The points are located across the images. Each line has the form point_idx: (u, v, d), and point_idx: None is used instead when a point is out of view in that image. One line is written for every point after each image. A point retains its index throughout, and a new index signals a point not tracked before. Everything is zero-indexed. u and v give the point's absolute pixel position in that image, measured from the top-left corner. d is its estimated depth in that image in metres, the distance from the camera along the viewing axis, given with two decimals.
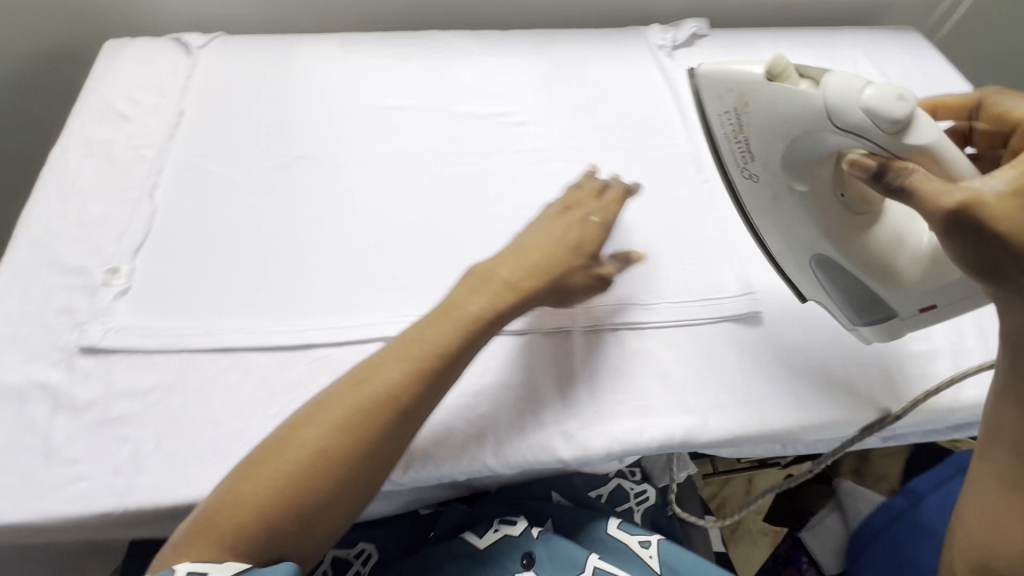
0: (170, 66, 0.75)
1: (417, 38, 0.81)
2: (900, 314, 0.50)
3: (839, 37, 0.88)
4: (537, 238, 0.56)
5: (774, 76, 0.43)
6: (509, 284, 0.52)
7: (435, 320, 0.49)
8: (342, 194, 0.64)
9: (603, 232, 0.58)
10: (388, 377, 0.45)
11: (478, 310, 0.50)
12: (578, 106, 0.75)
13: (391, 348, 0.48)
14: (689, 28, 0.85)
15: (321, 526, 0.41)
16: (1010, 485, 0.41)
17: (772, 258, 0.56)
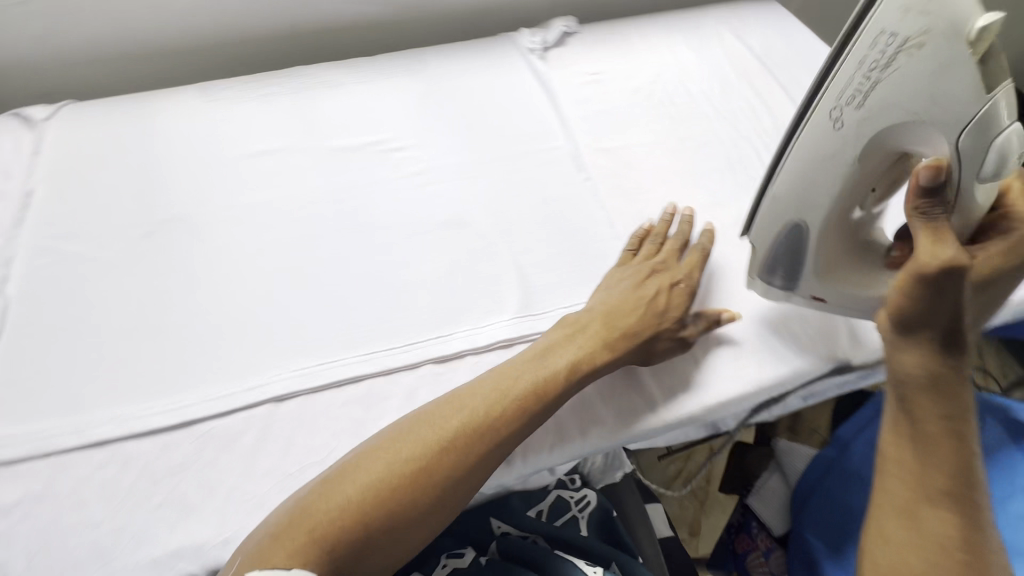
0: (12, 144, 0.69)
1: (282, 76, 0.78)
2: (800, 292, 0.56)
3: (703, 17, 0.91)
4: (630, 296, 0.55)
5: (966, 45, 0.42)
6: (609, 338, 0.53)
7: (525, 366, 0.50)
8: (213, 253, 0.61)
9: (689, 294, 0.57)
10: (479, 403, 0.48)
11: (572, 365, 0.51)
12: (455, 122, 0.74)
13: (470, 393, 0.49)
14: (557, 28, 0.85)
15: (387, 546, 0.44)
16: (912, 515, 0.43)
17: (762, 189, 0.54)
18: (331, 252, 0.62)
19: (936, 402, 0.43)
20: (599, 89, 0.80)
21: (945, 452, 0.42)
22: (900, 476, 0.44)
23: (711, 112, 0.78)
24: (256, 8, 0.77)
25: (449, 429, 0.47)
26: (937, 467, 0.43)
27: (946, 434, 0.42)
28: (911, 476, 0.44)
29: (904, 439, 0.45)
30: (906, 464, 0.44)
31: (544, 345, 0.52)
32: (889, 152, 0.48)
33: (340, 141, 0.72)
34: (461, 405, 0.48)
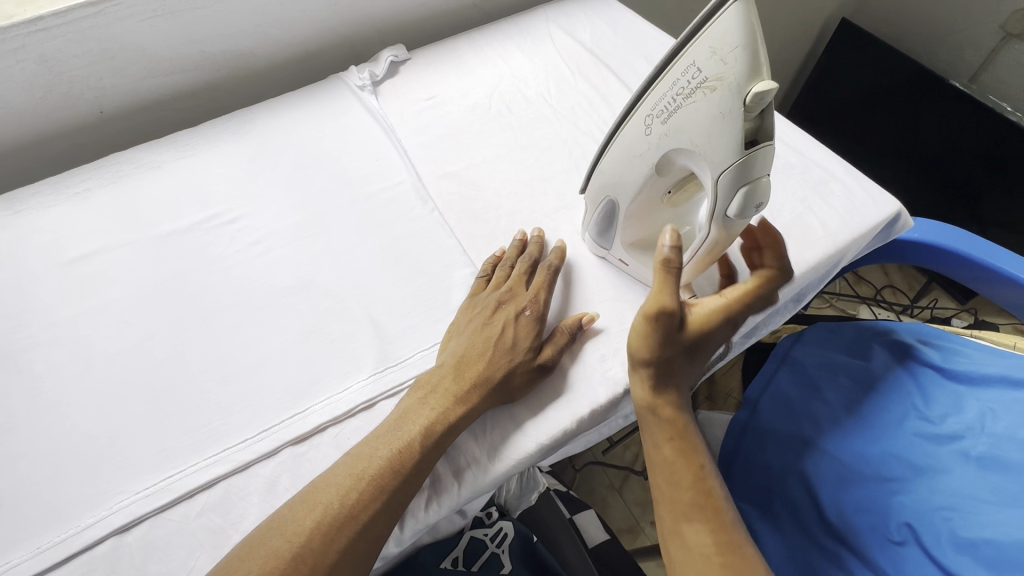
0: None
1: (97, 167, 0.73)
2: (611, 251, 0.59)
3: (530, 21, 0.92)
4: (476, 340, 0.54)
5: (742, 105, 0.38)
6: (461, 388, 0.51)
7: (395, 432, 0.49)
8: (36, 379, 0.56)
9: (540, 321, 0.56)
10: (332, 495, 0.45)
11: (428, 426, 0.49)
12: (289, 179, 0.71)
13: (333, 477, 0.47)
14: (385, 60, 0.83)
15: None
16: (684, 531, 0.51)
17: (596, 163, 0.53)
18: (168, 350, 0.57)
19: (665, 428, 0.54)
20: (437, 113, 0.79)
21: (682, 467, 0.53)
22: (663, 500, 0.53)
23: (551, 114, 0.79)
24: (46, 102, 0.71)
25: (307, 533, 0.44)
26: (682, 484, 0.52)
27: (679, 452, 0.53)
28: (670, 499, 0.53)
29: (659, 466, 0.54)
30: (665, 488, 0.54)
31: (409, 402, 0.51)
32: (674, 168, 0.46)
33: (167, 226, 0.67)
34: (326, 496, 0.45)
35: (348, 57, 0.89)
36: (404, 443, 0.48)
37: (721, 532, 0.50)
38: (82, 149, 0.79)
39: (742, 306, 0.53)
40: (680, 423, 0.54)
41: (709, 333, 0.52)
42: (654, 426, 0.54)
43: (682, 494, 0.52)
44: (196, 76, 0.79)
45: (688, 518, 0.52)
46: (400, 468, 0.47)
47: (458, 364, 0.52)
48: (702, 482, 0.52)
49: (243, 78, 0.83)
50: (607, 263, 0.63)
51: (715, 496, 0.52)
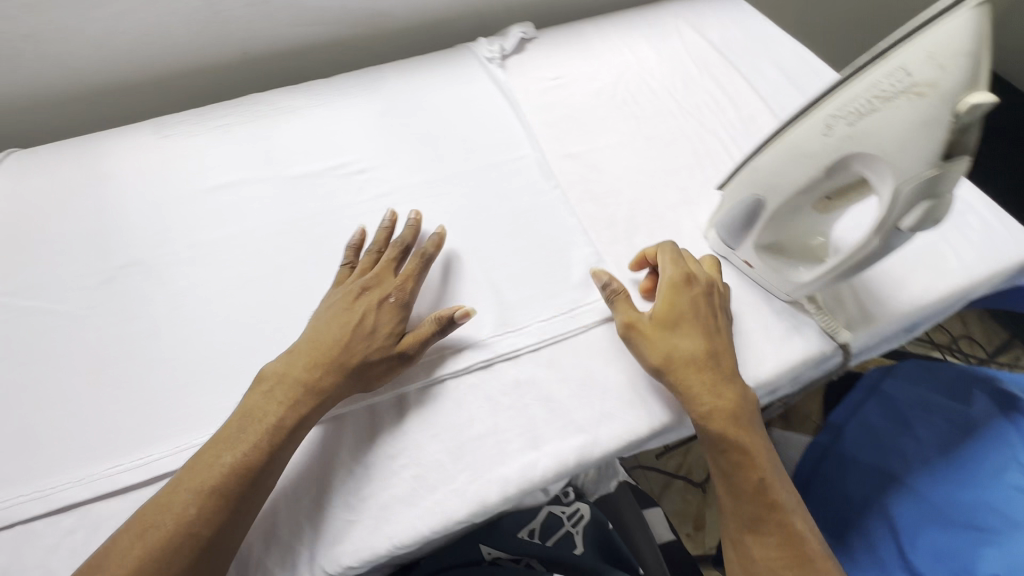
0: None
1: (238, 104, 0.76)
2: (739, 250, 0.59)
3: (659, 14, 0.91)
4: (326, 325, 0.53)
5: (952, 114, 0.38)
6: (313, 373, 0.50)
7: (222, 444, 0.46)
8: (178, 294, 0.60)
9: (354, 326, 0.52)
10: (264, 416, 0.48)
11: (278, 419, 0.48)
12: (415, 139, 0.73)
13: (182, 489, 0.44)
14: (515, 35, 0.84)
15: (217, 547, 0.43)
16: (752, 537, 0.51)
17: (749, 162, 0.53)
18: (298, 285, 0.60)
19: (721, 445, 0.51)
20: (561, 93, 0.79)
21: (743, 480, 0.51)
22: (727, 511, 0.52)
23: (676, 108, 0.78)
24: (202, 38, 0.75)
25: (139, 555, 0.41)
26: (744, 497, 0.51)
27: (740, 466, 0.51)
28: (734, 510, 0.51)
29: (720, 479, 0.52)
30: (727, 501, 0.52)
31: (251, 399, 0.49)
32: (846, 171, 0.45)
33: (300, 168, 0.70)
34: (162, 517, 0.43)
35: (475, 28, 0.90)
36: (246, 449, 0.46)
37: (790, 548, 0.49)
38: (222, 88, 0.83)
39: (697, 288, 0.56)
40: (738, 436, 0.51)
41: (679, 322, 0.54)
42: (710, 442, 0.52)
43: (744, 505, 0.51)
44: (336, 29, 0.82)
45: (755, 533, 0.50)
46: (249, 467, 0.45)
47: (286, 363, 0.51)
48: (764, 497, 0.50)
49: (376, 37, 0.85)
50: (728, 264, 0.62)
51: (783, 508, 0.50)
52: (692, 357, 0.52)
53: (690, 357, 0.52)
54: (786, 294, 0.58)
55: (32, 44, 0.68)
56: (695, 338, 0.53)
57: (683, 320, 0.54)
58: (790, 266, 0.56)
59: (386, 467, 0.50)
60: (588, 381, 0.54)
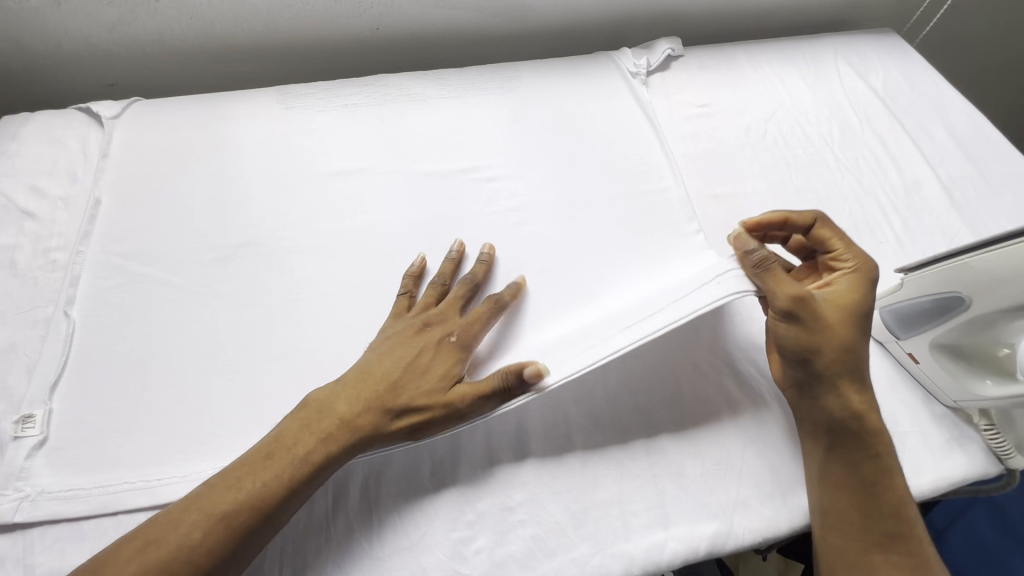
0: (81, 143, 0.64)
1: (367, 83, 0.72)
2: (904, 343, 0.53)
3: (817, 47, 0.83)
4: (383, 357, 0.49)
5: None
6: (359, 410, 0.46)
7: (256, 460, 0.43)
8: (294, 286, 0.56)
9: (403, 359, 0.48)
10: (299, 439, 0.44)
11: (308, 453, 0.44)
12: (549, 152, 0.68)
13: (203, 503, 0.41)
14: (663, 51, 0.77)
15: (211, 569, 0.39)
16: (873, 556, 0.45)
17: (957, 255, 0.48)
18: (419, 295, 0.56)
19: (867, 449, 0.47)
20: (707, 124, 0.73)
21: (884, 490, 0.46)
22: (847, 528, 0.46)
23: (832, 159, 0.71)
24: (340, 7, 0.71)
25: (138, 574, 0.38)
26: (881, 509, 0.46)
27: (884, 474, 0.46)
28: (861, 525, 0.46)
29: (852, 490, 0.46)
30: (852, 516, 0.46)
31: (291, 422, 0.45)
32: None
33: (428, 165, 0.66)
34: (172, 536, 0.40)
35: (615, 34, 0.84)
36: (271, 477, 0.42)
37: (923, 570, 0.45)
38: (347, 61, 0.79)
39: (865, 276, 0.50)
40: (880, 438, 0.47)
41: (860, 314, 0.49)
42: (854, 446, 0.47)
43: (872, 516, 0.46)
44: (475, 18, 0.77)
45: (881, 553, 0.45)
46: (267, 498, 0.42)
47: (328, 395, 0.47)
48: (899, 512, 0.46)
49: (513, 31, 0.80)
50: (884, 350, 0.56)
51: (915, 526, 0.46)
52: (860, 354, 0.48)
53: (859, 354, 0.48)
54: (951, 400, 0.52)
55: None
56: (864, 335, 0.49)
57: (863, 315, 0.49)
58: (969, 375, 0.50)
59: (503, 521, 0.46)
60: (724, 460, 0.50)
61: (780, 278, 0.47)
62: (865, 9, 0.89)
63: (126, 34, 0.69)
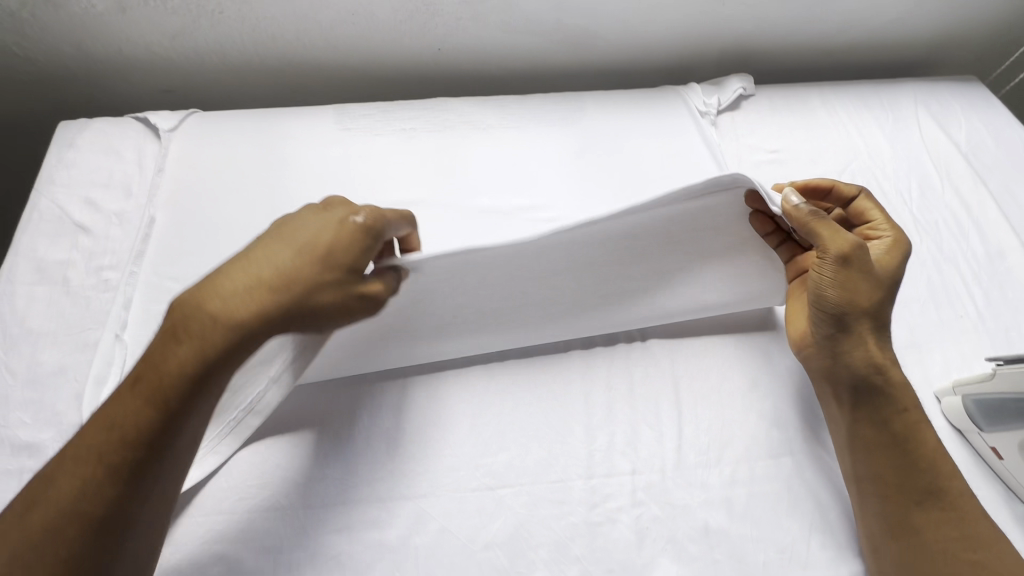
0: (137, 155, 0.63)
1: (426, 106, 0.70)
2: (989, 436, 0.51)
3: (895, 92, 0.79)
4: (269, 242, 0.41)
5: None
6: (240, 301, 0.38)
7: (134, 393, 0.38)
8: None
9: (298, 241, 0.41)
10: (172, 355, 0.38)
11: (179, 369, 0.37)
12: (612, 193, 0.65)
13: (100, 461, 0.37)
14: (735, 89, 0.74)
15: (91, 520, 0.36)
16: (917, 517, 0.45)
17: None
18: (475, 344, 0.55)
19: (893, 403, 0.47)
20: (778, 172, 0.69)
21: (917, 443, 0.46)
22: (880, 494, 0.46)
23: (909, 218, 0.67)
24: (404, 26, 0.69)
25: (68, 538, 0.36)
26: (915, 468, 0.46)
27: (915, 429, 0.47)
28: (895, 488, 0.46)
29: (887, 449, 0.46)
30: (889, 479, 0.46)
31: (156, 342, 0.39)
32: None
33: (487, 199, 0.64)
34: (72, 489, 0.36)
35: (680, 64, 0.80)
36: (154, 403, 0.38)
37: (974, 525, 0.44)
38: (405, 79, 0.77)
39: (902, 249, 0.51)
40: (898, 392, 0.48)
41: (892, 276, 0.50)
42: (884, 403, 0.47)
43: (900, 472, 0.46)
44: (540, 43, 0.74)
45: (926, 510, 0.45)
46: (153, 427, 0.37)
47: (193, 300, 0.38)
48: (936, 467, 0.46)
49: (576, 57, 0.77)
50: (963, 439, 0.53)
51: (959, 482, 0.46)
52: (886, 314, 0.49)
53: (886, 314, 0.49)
54: None
55: (239, 3, 0.64)
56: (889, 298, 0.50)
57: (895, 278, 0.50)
58: None
59: None
60: (788, 549, 0.47)
61: (831, 228, 0.47)
62: (945, 52, 0.84)
63: (188, 43, 0.68)
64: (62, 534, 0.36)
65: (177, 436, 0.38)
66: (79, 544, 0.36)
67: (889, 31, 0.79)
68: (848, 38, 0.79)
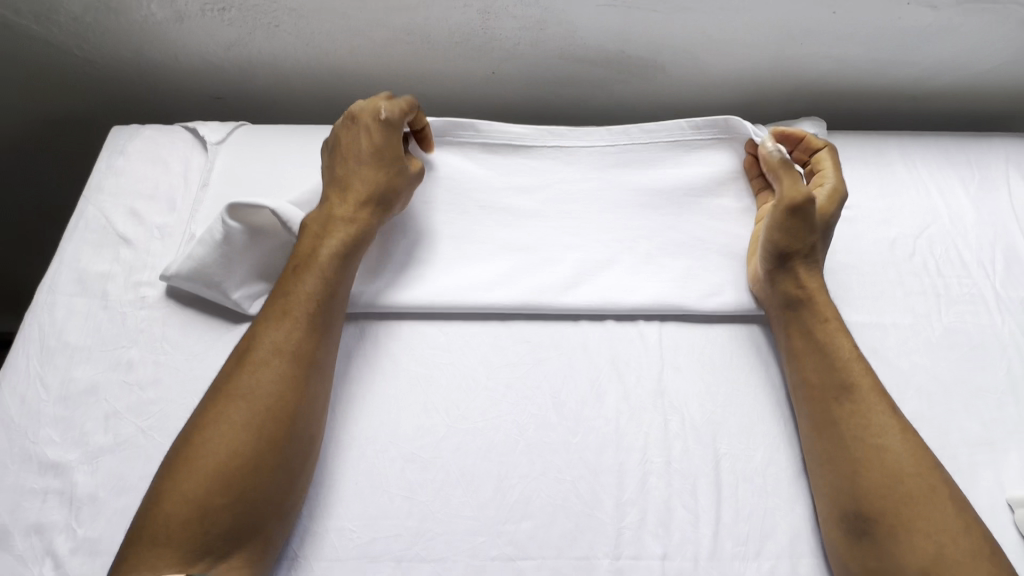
0: (184, 167, 0.63)
1: (475, 132, 0.68)
2: None
3: (986, 147, 0.72)
4: (335, 160, 0.56)
5: None
6: (335, 209, 0.54)
7: (299, 267, 0.52)
8: (379, 365, 0.53)
9: (350, 151, 0.56)
10: (321, 266, 0.51)
11: (327, 265, 0.52)
12: (663, 244, 0.62)
13: (283, 319, 0.49)
14: (805, 136, 0.68)
15: (282, 402, 0.46)
16: (837, 409, 0.49)
17: None
18: (507, 398, 0.52)
19: (814, 315, 0.54)
20: (846, 232, 0.64)
21: (836, 345, 0.52)
22: (802, 383, 0.52)
23: (992, 294, 0.61)
24: (460, 48, 0.67)
25: (267, 410, 0.46)
26: (834, 362, 0.51)
27: (835, 335, 0.53)
28: (818, 380, 0.51)
29: (812, 353, 0.52)
30: (812, 373, 0.52)
31: (289, 270, 0.52)
32: None
33: (531, 241, 0.61)
34: (267, 338, 0.48)
35: (746, 101, 0.75)
36: (317, 275, 0.51)
37: (875, 415, 0.48)
38: (455, 100, 0.75)
39: (839, 196, 0.59)
40: (823, 311, 0.54)
41: (829, 222, 0.58)
42: (811, 318, 0.54)
43: (828, 371, 0.51)
44: (598, 72, 0.71)
45: (839, 406, 0.49)
46: (322, 293, 0.51)
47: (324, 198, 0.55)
48: (845, 368, 0.51)
49: (635, 88, 0.73)
50: None
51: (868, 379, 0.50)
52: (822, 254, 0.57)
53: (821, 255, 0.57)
54: None
55: (295, 17, 0.63)
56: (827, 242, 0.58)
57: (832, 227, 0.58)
58: None
59: None
60: None
61: (792, 179, 0.56)
62: None
63: (243, 53, 0.68)
64: (261, 371, 0.47)
65: (336, 298, 0.51)
66: (272, 379, 0.47)
67: (983, 80, 0.72)
68: (934, 85, 0.73)
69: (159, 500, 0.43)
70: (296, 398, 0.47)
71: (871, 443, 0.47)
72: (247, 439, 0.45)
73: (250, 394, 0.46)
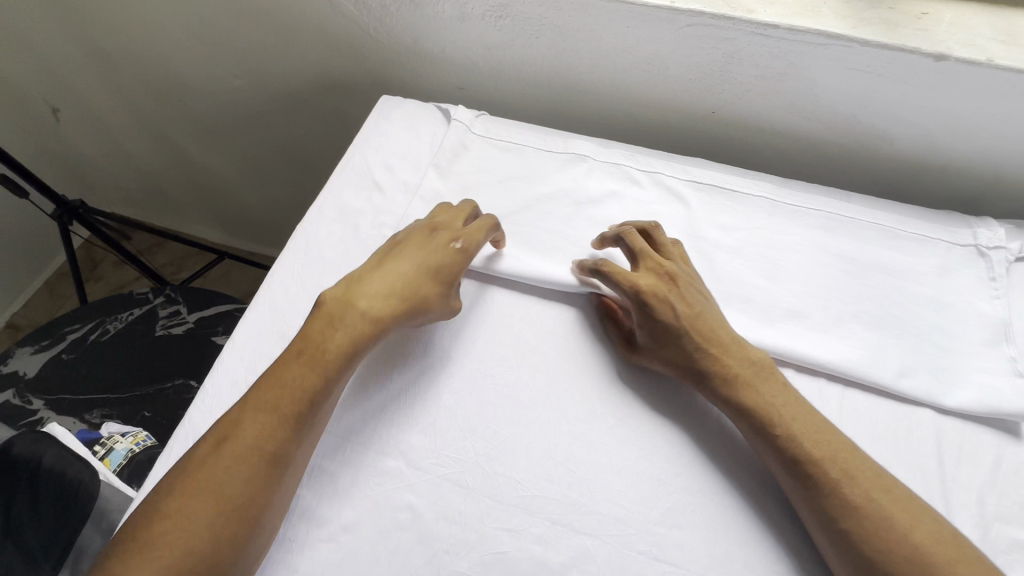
0: (431, 139, 0.74)
1: (683, 162, 0.72)
2: None
3: None
4: (410, 260, 0.57)
5: None
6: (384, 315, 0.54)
7: (301, 371, 0.51)
8: (564, 345, 0.58)
9: (439, 250, 0.57)
10: (290, 352, 0.53)
11: (297, 356, 0.52)
12: (860, 312, 0.61)
13: (246, 407, 0.49)
14: None
15: (249, 492, 0.46)
16: (898, 535, 0.44)
17: None
18: (675, 411, 0.55)
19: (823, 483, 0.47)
20: None
21: (849, 485, 0.46)
22: (851, 533, 0.45)
23: None
24: (690, 84, 0.72)
25: (230, 503, 0.45)
26: (874, 511, 0.45)
27: (851, 475, 0.47)
28: (864, 525, 0.45)
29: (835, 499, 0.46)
30: (851, 519, 0.45)
31: (278, 374, 0.51)
32: None
33: (723, 274, 0.63)
34: (249, 437, 0.48)
35: (974, 192, 0.72)
36: (316, 382, 0.50)
37: (858, 489, 0.46)
38: (666, 130, 0.80)
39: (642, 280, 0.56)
40: (822, 461, 0.48)
41: (670, 296, 0.55)
42: (728, 394, 0.52)
43: (861, 511, 0.45)
44: (819, 131, 0.72)
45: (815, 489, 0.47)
46: (303, 417, 0.49)
47: (325, 311, 0.54)
48: (798, 443, 0.48)
49: (853, 154, 0.73)
50: None
51: (835, 455, 0.48)
52: (698, 315, 0.55)
53: (695, 315, 0.55)
54: None
55: (555, 33, 0.72)
56: (695, 297, 0.56)
57: (686, 288, 0.56)
58: None
59: None
60: None
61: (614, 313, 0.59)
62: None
63: (499, 56, 0.78)
64: (233, 460, 0.47)
65: (297, 377, 0.50)
66: (239, 451, 0.47)
67: None
68: None
69: (126, 560, 0.43)
70: (261, 495, 0.46)
71: (939, 546, 0.44)
72: (208, 529, 0.44)
73: (217, 463, 0.46)
